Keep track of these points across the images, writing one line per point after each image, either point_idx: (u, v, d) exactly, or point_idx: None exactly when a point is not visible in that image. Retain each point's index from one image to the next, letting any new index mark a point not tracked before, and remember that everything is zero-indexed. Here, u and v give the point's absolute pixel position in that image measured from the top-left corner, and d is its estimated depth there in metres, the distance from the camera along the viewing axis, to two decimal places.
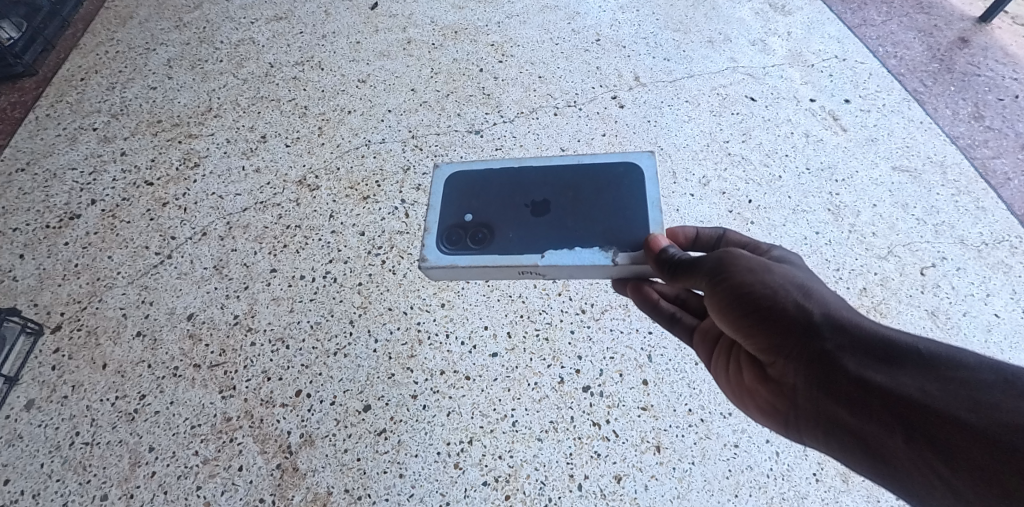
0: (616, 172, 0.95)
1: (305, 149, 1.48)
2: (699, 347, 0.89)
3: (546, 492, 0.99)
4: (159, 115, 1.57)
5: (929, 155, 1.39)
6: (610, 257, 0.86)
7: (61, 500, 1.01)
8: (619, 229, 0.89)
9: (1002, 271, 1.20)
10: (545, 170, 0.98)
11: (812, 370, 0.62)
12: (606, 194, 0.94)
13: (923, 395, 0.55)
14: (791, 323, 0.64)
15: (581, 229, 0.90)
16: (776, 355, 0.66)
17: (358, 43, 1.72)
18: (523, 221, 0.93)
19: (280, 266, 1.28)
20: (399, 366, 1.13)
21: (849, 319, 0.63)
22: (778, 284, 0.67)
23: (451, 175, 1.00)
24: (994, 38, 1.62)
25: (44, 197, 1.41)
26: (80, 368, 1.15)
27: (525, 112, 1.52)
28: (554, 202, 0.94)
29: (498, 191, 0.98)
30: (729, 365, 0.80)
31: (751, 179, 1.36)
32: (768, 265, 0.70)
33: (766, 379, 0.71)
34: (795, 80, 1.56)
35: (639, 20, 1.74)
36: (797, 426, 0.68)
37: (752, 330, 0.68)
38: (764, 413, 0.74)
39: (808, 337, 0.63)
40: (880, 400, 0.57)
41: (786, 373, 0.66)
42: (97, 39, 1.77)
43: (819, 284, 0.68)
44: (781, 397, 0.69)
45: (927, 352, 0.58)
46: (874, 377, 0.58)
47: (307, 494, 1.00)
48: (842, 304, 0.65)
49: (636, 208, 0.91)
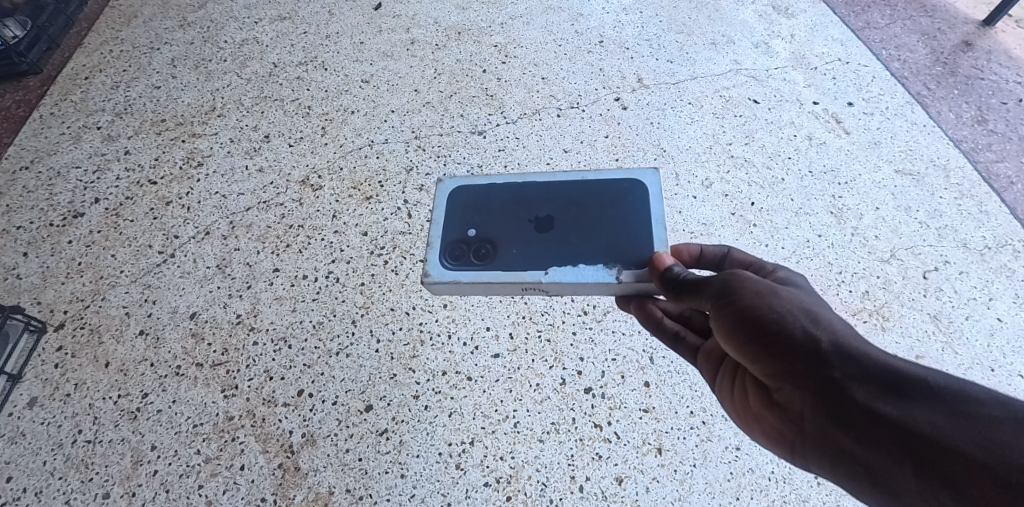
0: (619, 188, 0.95)
1: (308, 149, 1.48)
2: (704, 367, 0.87)
3: (547, 493, 0.99)
4: (163, 115, 1.57)
5: (932, 159, 1.39)
6: (614, 275, 0.86)
7: (63, 497, 1.01)
8: (623, 247, 0.89)
9: (1005, 275, 1.20)
10: (548, 186, 0.98)
11: (820, 399, 0.61)
12: (610, 210, 0.93)
13: (932, 430, 0.53)
14: (798, 349, 0.63)
15: (585, 246, 0.90)
16: (782, 380, 0.65)
17: (361, 44, 1.73)
18: (527, 237, 0.93)
19: (283, 266, 1.28)
20: (401, 367, 1.13)
21: (857, 347, 0.61)
22: (785, 308, 0.66)
23: (454, 190, 1.01)
24: (998, 41, 1.62)
25: (47, 195, 1.41)
26: (83, 367, 1.15)
27: (528, 113, 1.52)
28: (558, 218, 0.94)
29: (502, 206, 0.98)
30: (734, 387, 0.79)
31: (754, 181, 1.36)
32: (774, 288, 0.68)
33: (772, 404, 0.70)
34: (798, 82, 1.56)
35: (642, 21, 1.74)
36: (804, 453, 0.66)
37: (758, 355, 0.66)
38: (769, 438, 0.73)
39: (815, 364, 0.61)
40: (889, 433, 0.55)
41: (793, 399, 0.64)
42: (101, 38, 1.77)
43: (824, 308, 0.67)
44: (787, 423, 0.67)
45: (937, 384, 0.55)
46: (882, 408, 0.56)
47: (309, 494, 1.01)
48: (849, 330, 0.63)
49: (640, 225, 0.91)
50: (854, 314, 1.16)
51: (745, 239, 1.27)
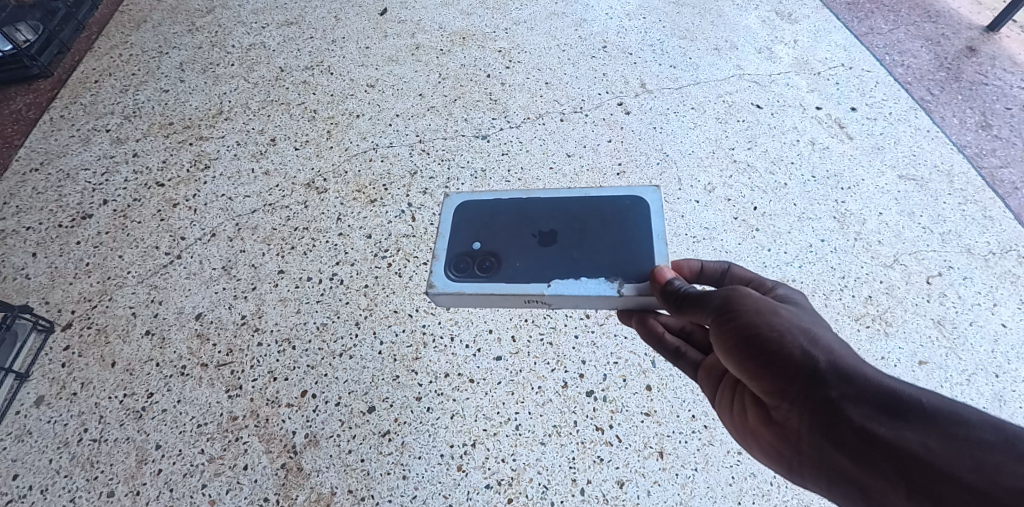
0: (621, 205, 0.96)
1: (314, 152, 1.50)
2: (704, 382, 0.86)
3: (549, 496, 0.99)
4: (171, 118, 1.59)
5: (936, 164, 1.39)
6: (615, 288, 0.86)
7: (68, 495, 1.02)
8: (624, 262, 0.89)
9: (1009, 281, 1.19)
10: (552, 202, 0.99)
11: (817, 419, 0.61)
12: (613, 227, 0.94)
13: (926, 452, 0.54)
14: (796, 368, 0.63)
15: (587, 261, 0.90)
16: (781, 399, 0.65)
17: (367, 49, 1.74)
18: (530, 252, 0.93)
19: (288, 267, 1.29)
20: (404, 368, 1.14)
21: (853, 367, 0.61)
22: (784, 326, 0.66)
23: (460, 205, 1.01)
24: (1002, 48, 1.62)
25: (57, 197, 1.43)
26: (90, 366, 1.17)
27: (531, 117, 1.53)
28: (561, 233, 0.95)
29: (507, 221, 0.98)
30: (733, 404, 0.78)
31: (756, 186, 1.37)
32: (774, 306, 0.68)
33: (770, 422, 0.69)
34: (801, 88, 1.56)
35: (646, 27, 1.75)
36: (801, 472, 0.66)
37: (757, 374, 0.66)
38: (766, 456, 0.72)
39: (813, 384, 0.62)
40: (884, 455, 0.55)
41: (791, 418, 0.64)
42: (112, 42, 1.80)
43: (822, 328, 0.67)
44: (784, 442, 0.67)
45: (930, 406, 0.56)
46: (878, 430, 0.57)
47: (311, 494, 1.01)
48: (846, 350, 0.64)
49: (642, 241, 0.91)
50: (857, 318, 1.16)
51: (748, 243, 1.27)
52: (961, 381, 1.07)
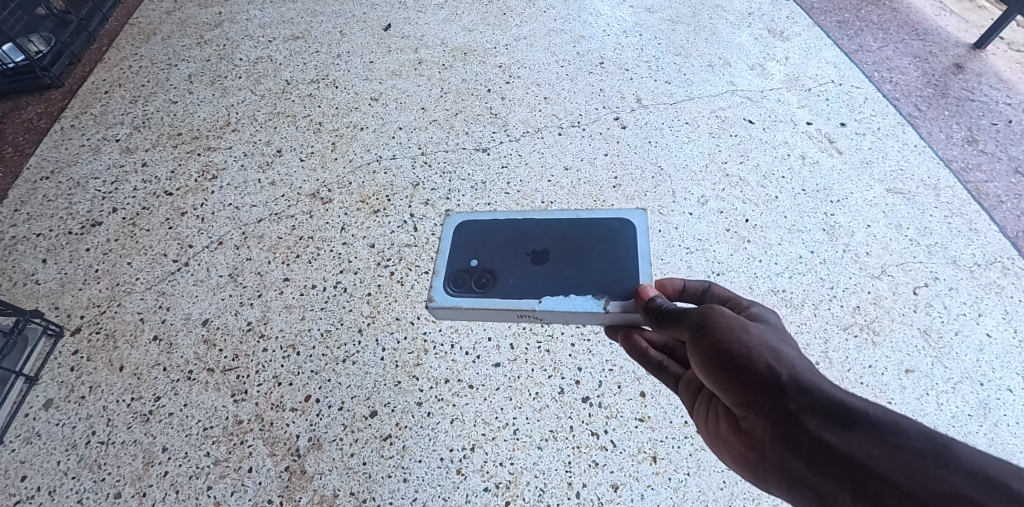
0: (610, 227, 1.00)
1: (318, 163, 1.54)
2: (685, 394, 0.88)
3: (546, 499, 1.02)
4: (180, 129, 1.63)
5: (923, 179, 1.43)
6: (602, 305, 0.90)
7: (75, 496, 1.05)
8: (610, 281, 0.93)
9: (994, 292, 1.23)
10: (545, 223, 1.03)
11: (779, 428, 0.64)
12: (602, 248, 0.98)
13: (869, 459, 0.56)
14: (761, 381, 0.66)
15: (576, 279, 0.94)
16: (748, 410, 0.68)
17: (371, 63, 1.79)
18: (524, 269, 0.97)
19: (293, 275, 1.33)
20: (406, 374, 1.17)
21: (813, 381, 0.64)
22: (752, 344, 0.69)
23: (459, 224, 1.05)
24: (989, 65, 1.67)
25: (68, 204, 1.47)
26: (98, 370, 1.20)
27: (531, 131, 1.58)
28: (554, 252, 0.99)
29: (504, 239, 1.02)
30: (709, 416, 0.80)
31: (748, 199, 1.41)
32: (746, 324, 0.72)
33: (740, 433, 0.72)
34: (793, 103, 1.61)
35: (641, 44, 1.80)
36: (766, 477, 0.69)
37: (728, 385, 0.70)
38: (738, 465, 0.74)
39: (775, 395, 0.65)
40: (832, 459, 0.58)
41: (756, 427, 0.67)
42: (122, 54, 1.85)
43: (789, 347, 0.71)
44: (751, 449, 0.70)
45: (875, 417, 0.59)
46: (829, 439, 0.60)
47: (314, 496, 1.04)
48: (808, 366, 0.67)
49: (628, 261, 0.95)
50: (846, 328, 1.19)
51: (741, 254, 1.31)
52: (948, 389, 1.11)
